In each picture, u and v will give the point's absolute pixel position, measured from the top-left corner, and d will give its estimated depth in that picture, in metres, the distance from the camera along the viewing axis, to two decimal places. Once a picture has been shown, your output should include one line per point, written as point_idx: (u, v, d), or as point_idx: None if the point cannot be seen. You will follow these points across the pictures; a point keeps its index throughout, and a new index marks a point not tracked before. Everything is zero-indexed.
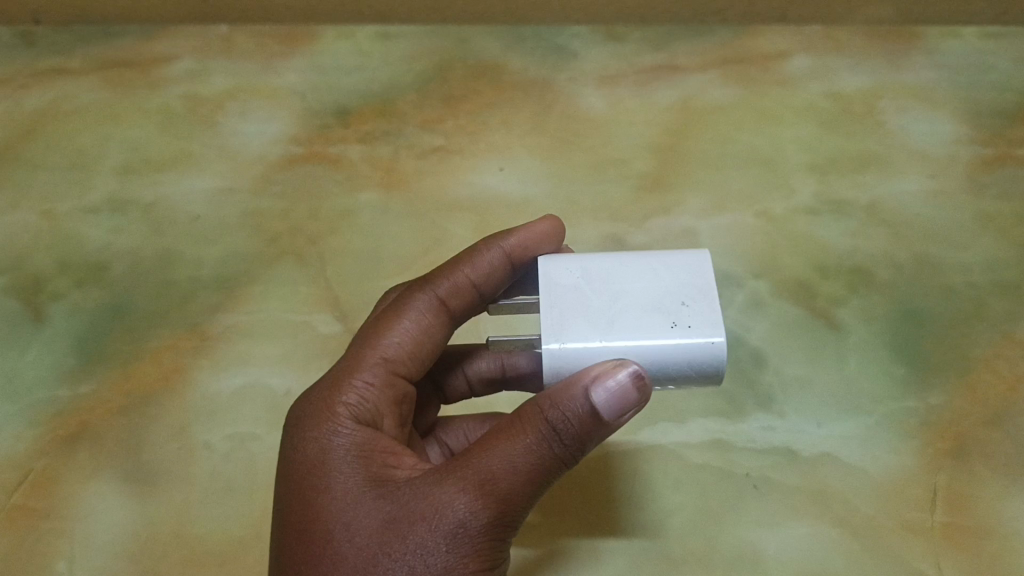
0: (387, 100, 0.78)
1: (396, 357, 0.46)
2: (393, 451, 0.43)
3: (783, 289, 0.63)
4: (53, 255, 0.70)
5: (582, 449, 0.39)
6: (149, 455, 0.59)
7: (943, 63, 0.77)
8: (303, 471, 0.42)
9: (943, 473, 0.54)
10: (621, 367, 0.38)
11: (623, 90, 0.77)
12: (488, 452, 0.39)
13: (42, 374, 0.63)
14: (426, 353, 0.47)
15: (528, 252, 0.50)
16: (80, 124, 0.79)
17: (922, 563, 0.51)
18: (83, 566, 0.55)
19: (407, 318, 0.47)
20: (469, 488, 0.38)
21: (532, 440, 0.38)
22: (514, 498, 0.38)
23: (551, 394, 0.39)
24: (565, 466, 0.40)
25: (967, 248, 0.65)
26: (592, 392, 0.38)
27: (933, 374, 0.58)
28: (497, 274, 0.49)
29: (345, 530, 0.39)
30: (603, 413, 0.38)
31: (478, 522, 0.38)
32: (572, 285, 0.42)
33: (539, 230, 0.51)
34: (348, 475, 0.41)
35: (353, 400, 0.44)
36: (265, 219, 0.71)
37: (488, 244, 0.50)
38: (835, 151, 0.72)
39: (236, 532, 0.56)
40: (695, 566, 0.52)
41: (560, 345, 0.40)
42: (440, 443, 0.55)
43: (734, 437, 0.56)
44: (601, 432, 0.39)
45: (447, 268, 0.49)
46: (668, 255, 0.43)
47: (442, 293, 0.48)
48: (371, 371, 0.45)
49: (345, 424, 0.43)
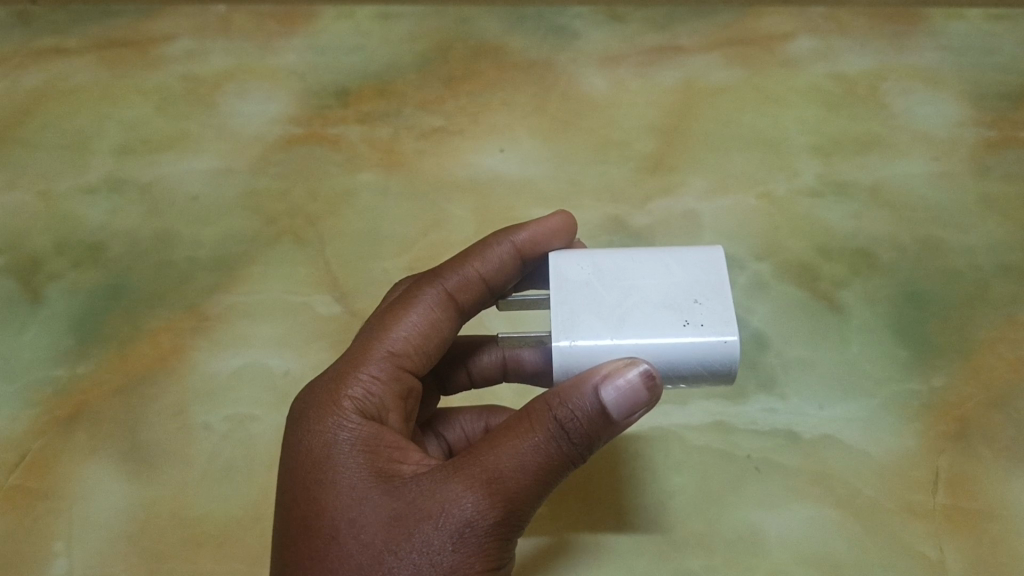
0: (386, 80, 0.77)
1: (402, 351, 0.45)
2: (398, 446, 0.42)
3: (785, 271, 0.63)
4: (50, 235, 0.69)
5: (591, 448, 0.39)
6: (149, 435, 0.59)
7: (946, 45, 0.76)
8: (307, 465, 0.41)
9: (945, 455, 0.54)
10: (632, 365, 0.38)
11: (625, 71, 0.76)
12: (496, 449, 0.39)
13: (41, 354, 0.63)
14: (433, 347, 0.47)
15: (538, 247, 0.49)
16: (77, 104, 0.78)
17: (922, 545, 0.51)
18: (82, 546, 0.55)
19: (415, 312, 0.46)
20: (477, 485, 0.38)
21: (541, 438, 0.38)
22: (522, 498, 0.38)
23: (559, 391, 0.38)
24: (572, 465, 0.39)
25: (969, 231, 0.65)
26: (601, 390, 0.37)
27: (935, 357, 0.58)
28: (507, 269, 0.49)
29: (351, 526, 0.39)
30: (613, 412, 0.38)
31: (484, 521, 0.38)
32: (583, 282, 0.41)
33: (550, 225, 0.50)
34: (353, 469, 0.40)
35: (358, 394, 0.43)
36: (265, 200, 0.70)
37: (498, 239, 0.49)
38: (838, 132, 0.71)
39: (236, 512, 0.55)
40: (695, 548, 0.52)
41: (571, 343, 0.39)
42: (439, 437, 0.54)
43: (736, 418, 0.56)
44: (609, 431, 0.39)
45: (456, 263, 0.49)
46: (681, 251, 0.42)
47: (450, 287, 0.48)
48: (377, 365, 0.45)
49: (350, 418, 0.42)
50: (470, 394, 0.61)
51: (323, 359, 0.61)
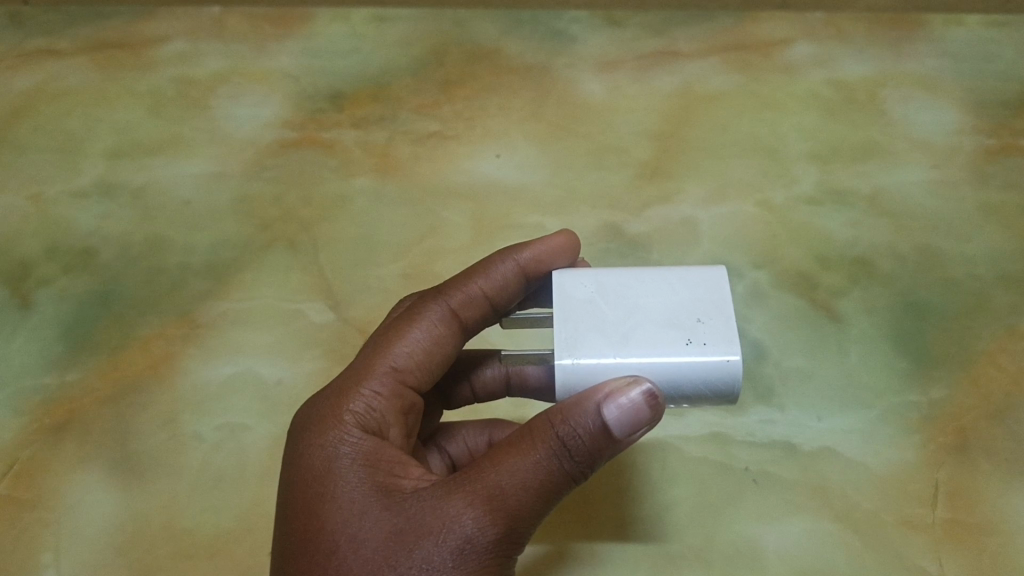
0: (381, 84, 0.77)
1: (405, 367, 0.45)
2: (399, 461, 0.41)
3: (783, 280, 0.62)
4: (40, 240, 0.69)
5: (593, 466, 0.38)
6: (139, 444, 0.58)
7: (946, 51, 0.76)
8: (307, 479, 0.41)
9: (944, 468, 0.54)
10: (635, 384, 0.37)
11: (623, 75, 0.76)
12: (498, 466, 0.38)
13: (29, 361, 0.62)
14: (436, 364, 0.46)
15: (543, 266, 0.49)
16: (68, 106, 0.77)
17: (922, 560, 0.51)
18: (68, 558, 0.54)
19: (418, 327, 0.46)
20: (477, 502, 0.37)
21: (543, 456, 0.37)
22: (523, 515, 0.37)
23: (562, 409, 0.38)
24: (574, 483, 0.39)
25: (969, 240, 0.64)
26: (604, 409, 0.37)
27: (935, 367, 0.58)
28: (510, 287, 0.48)
29: (350, 541, 0.38)
30: (616, 430, 0.37)
31: (485, 538, 0.37)
32: (586, 300, 0.41)
33: (554, 244, 0.50)
34: (353, 484, 0.40)
35: (360, 408, 0.43)
36: (258, 205, 0.69)
37: (502, 257, 0.48)
38: (837, 139, 0.70)
39: (227, 524, 0.55)
40: (694, 563, 0.51)
41: (574, 361, 0.39)
42: (441, 451, 0.54)
43: (734, 430, 0.56)
44: (611, 449, 0.38)
45: (460, 280, 0.48)
46: (685, 270, 0.42)
47: (454, 304, 0.47)
48: (379, 380, 0.44)
49: (351, 433, 0.42)
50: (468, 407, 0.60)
51: (317, 367, 0.61)
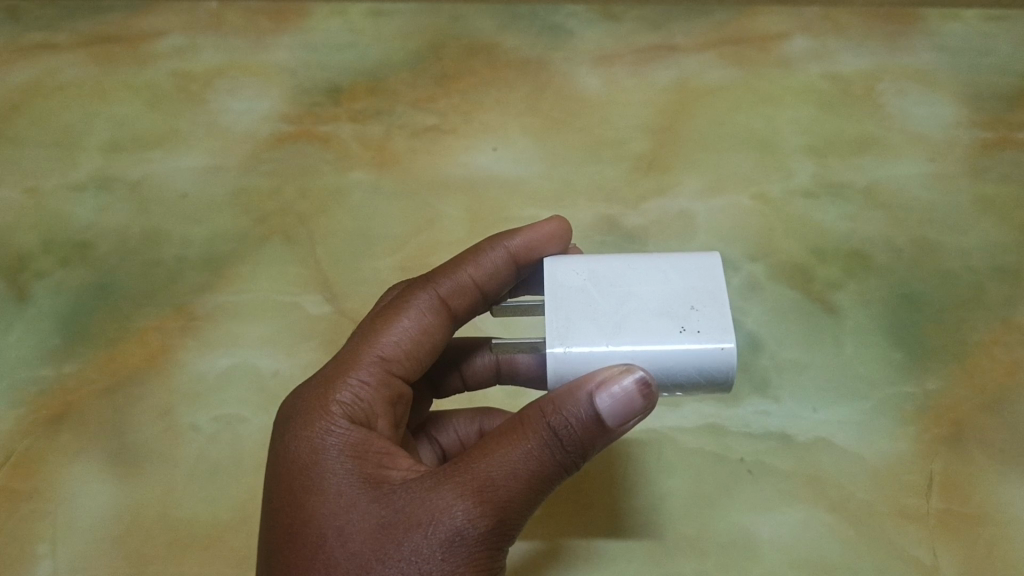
0: (378, 77, 0.77)
1: (393, 356, 0.45)
2: (387, 452, 0.41)
3: (780, 272, 0.62)
4: (37, 233, 0.69)
5: (585, 456, 0.38)
6: (136, 436, 0.58)
7: (943, 45, 0.76)
8: (294, 471, 0.41)
9: (939, 458, 0.54)
10: (627, 372, 0.37)
11: (620, 69, 0.76)
12: (488, 456, 0.38)
13: (26, 353, 0.62)
14: (425, 352, 0.46)
15: (534, 252, 0.49)
16: (65, 100, 0.77)
17: (916, 550, 0.51)
18: (64, 549, 0.54)
19: (406, 317, 0.46)
20: (468, 493, 0.37)
21: (533, 446, 0.38)
22: (513, 506, 0.37)
23: (554, 398, 0.38)
24: (565, 473, 0.39)
25: (966, 232, 0.64)
26: (596, 398, 0.37)
27: (930, 359, 0.58)
28: (500, 275, 0.48)
29: (338, 535, 0.38)
30: (607, 420, 0.37)
31: (475, 530, 0.37)
32: (579, 288, 0.41)
33: (545, 230, 0.49)
34: (341, 476, 0.40)
35: (347, 399, 0.43)
36: (255, 198, 0.69)
37: (492, 245, 0.49)
38: (833, 133, 0.70)
39: (223, 514, 0.55)
40: (689, 553, 0.51)
41: (566, 349, 0.39)
42: (432, 441, 0.54)
43: (728, 421, 0.56)
44: (602, 439, 0.38)
45: (449, 268, 0.48)
46: (678, 257, 0.42)
47: (443, 293, 0.47)
48: (367, 369, 0.44)
49: (338, 423, 0.42)
50: (461, 397, 0.60)
51: (313, 358, 0.61)
